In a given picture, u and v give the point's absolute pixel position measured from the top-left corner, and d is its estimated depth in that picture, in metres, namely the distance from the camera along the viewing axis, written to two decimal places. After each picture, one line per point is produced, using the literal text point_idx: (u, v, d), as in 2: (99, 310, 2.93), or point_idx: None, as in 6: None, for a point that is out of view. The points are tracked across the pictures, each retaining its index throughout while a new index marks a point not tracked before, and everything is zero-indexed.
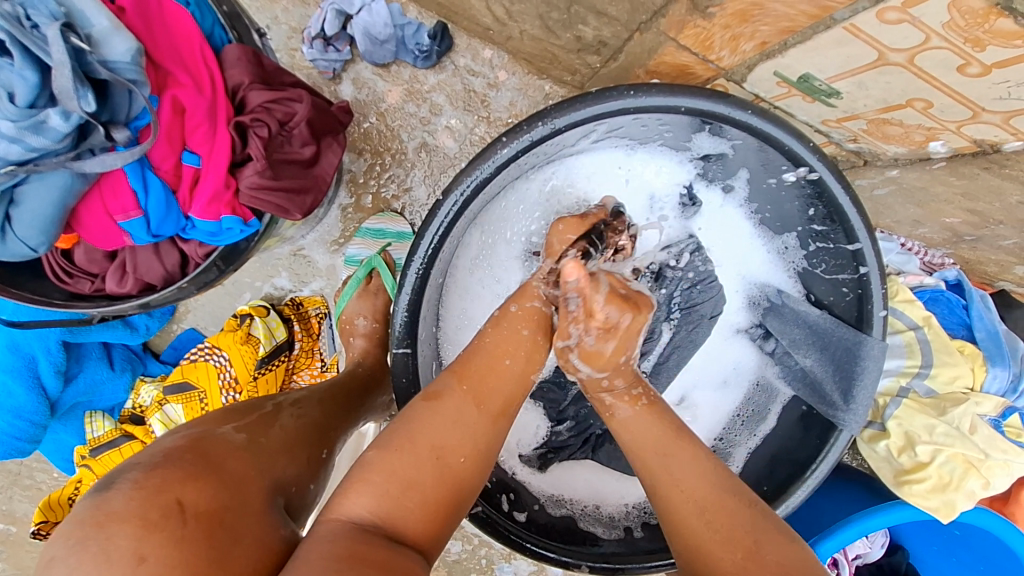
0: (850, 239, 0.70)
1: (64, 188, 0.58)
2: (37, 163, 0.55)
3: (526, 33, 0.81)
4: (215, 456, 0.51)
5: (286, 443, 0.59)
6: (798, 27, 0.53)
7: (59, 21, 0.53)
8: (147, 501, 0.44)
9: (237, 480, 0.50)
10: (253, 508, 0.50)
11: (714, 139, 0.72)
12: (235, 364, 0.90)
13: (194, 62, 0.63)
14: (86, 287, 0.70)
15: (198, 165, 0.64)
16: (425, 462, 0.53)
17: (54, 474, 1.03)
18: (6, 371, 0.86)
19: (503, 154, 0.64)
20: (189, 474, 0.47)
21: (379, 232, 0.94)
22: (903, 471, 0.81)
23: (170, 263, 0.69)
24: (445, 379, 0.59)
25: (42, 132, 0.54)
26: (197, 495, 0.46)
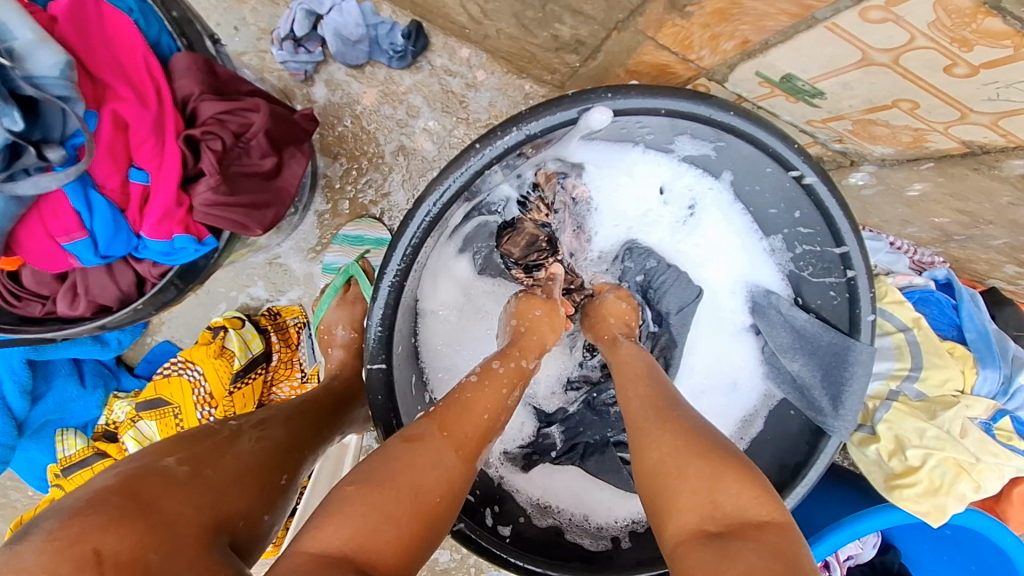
0: (837, 242, 0.69)
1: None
2: None
3: (502, 32, 0.78)
4: (148, 496, 0.48)
5: (236, 474, 0.56)
6: (779, 27, 0.50)
7: None
8: (58, 554, 0.42)
9: (170, 522, 0.48)
10: (188, 546, 0.47)
11: (697, 142, 0.70)
12: (209, 378, 0.88)
13: (137, 73, 0.60)
14: (37, 311, 0.67)
15: (146, 181, 0.61)
16: (403, 497, 0.51)
17: (29, 493, 1.00)
18: None
19: (476, 162, 0.61)
20: (111, 519, 0.45)
21: (357, 239, 0.92)
22: (894, 475, 0.79)
23: (125, 284, 0.66)
24: (425, 424, 0.57)
25: None
26: (118, 542, 0.44)
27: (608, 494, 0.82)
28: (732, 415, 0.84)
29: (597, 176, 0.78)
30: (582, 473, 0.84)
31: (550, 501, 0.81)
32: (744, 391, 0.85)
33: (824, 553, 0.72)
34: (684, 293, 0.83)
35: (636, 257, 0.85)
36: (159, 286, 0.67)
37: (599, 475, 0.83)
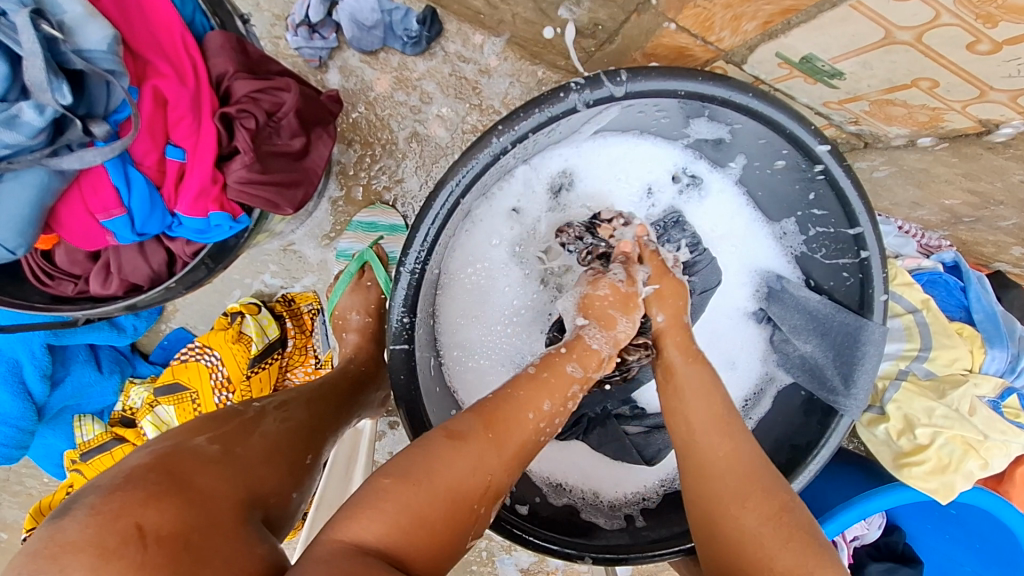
0: (850, 223, 0.69)
1: (41, 186, 0.55)
2: (11, 160, 0.52)
3: (519, 17, 0.79)
4: (182, 472, 0.49)
5: (263, 452, 0.57)
6: (802, 6, 0.51)
7: (29, 7, 0.50)
8: (103, 528, 0.41)
9: (205, 498, 0.48)
10: (226, 525, 0.47)
11: (712, 125, 0.71)
12: (227, 363, 0.88)
13: (174, 50, 0.60)
14: (69, 290, 0.67)
15: (184, 159, 0.61)
16: (440, 500, 0.52)
17: (44, 480, 1.00)
18: None
19: (499, 144, 0.62)
20: (150, 495, 0.45)
21: (371, 225, 0.93)
22: (902, 454, 0.80)
23: (156, 263, 0.67)
24: (470, 421, 0.57)
25: (15, 126, 0.51)
26: (158, 518, 0.43)
27: (616, 470, 0.84)
28: (731, 396, 0.87)
29: (609, 155, 0.80)
30: (585, 448, 0.86)
31: (560, 480, 0.83)
32: (750, 370, 0.87)
33: (832, 533, 0.74)
34: (710, 278, 0.85)
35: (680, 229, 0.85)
36: (186, 266, 0.68)
37: (601, 447, 0.85)
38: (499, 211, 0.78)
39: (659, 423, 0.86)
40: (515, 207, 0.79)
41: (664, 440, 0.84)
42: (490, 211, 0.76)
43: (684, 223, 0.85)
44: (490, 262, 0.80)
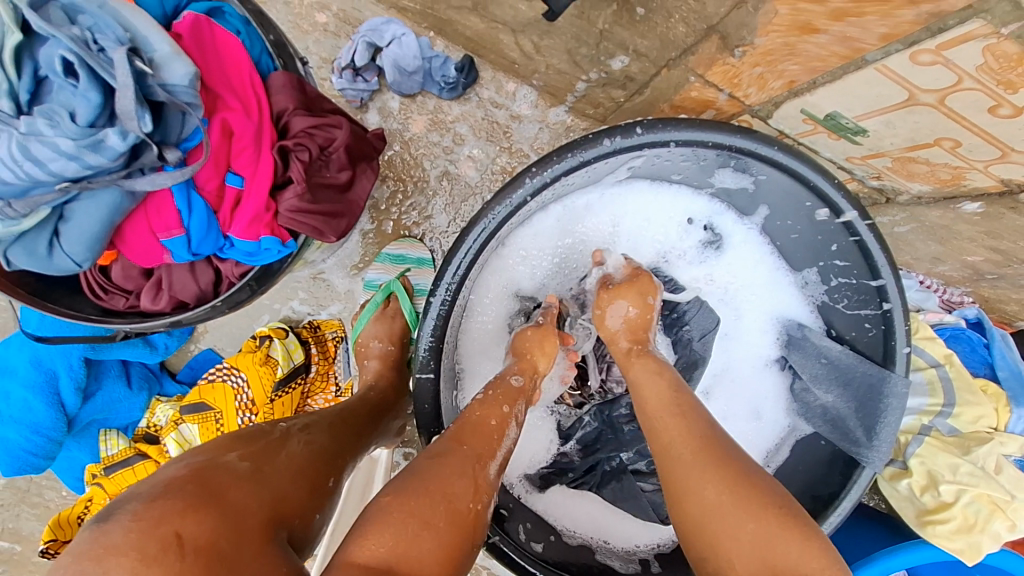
0: (873, 275, 0.72)
1: (113, 207, 0.57)
2: (90, 180, 0.56)
3: (552, 67, 0.84)
4: (217, 486, 0.48)
5: (290, 470, 0.56)
6: (828, 67, 0.55)
7: (126, 45, 0.54)
8: (145, 534, 0.41)
9: (239, 512, 0.47)
10: (257, 542, 0.47)
11: (738, 175, 0.74)
12: (252, 385, 0.89)
13: (242, 87, 0.64)
14: (120, 304, 0.69)
15: (241, 185, 0.64)
16: (439, 505, 0.51)
17: (62, 493, 1.01)
18: (26, 386, 0.83)
19: (531, 184, 0.65)
20: (189, 505, 0.44)
21: (399, 257, 0.96)
22: (926, 511, 0.79)
23: (204, 281, 0.69)
24: (445, 440, 0.58)
25: (100, 150, 0.54)
26: (197, 528, 0.43)
27: (628, 521, 0.81)
28: (756, 447, 0.87)
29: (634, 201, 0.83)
30: (599, 501, 0.83)
31: (569, 526, 0.81)
32: (772, 421, 0.87)
33: None
34: (704, 321, 0.88)
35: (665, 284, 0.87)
36: (233, 285, 0.70)
37: (617, 502, 0.82)
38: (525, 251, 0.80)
39: None
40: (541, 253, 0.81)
41: None
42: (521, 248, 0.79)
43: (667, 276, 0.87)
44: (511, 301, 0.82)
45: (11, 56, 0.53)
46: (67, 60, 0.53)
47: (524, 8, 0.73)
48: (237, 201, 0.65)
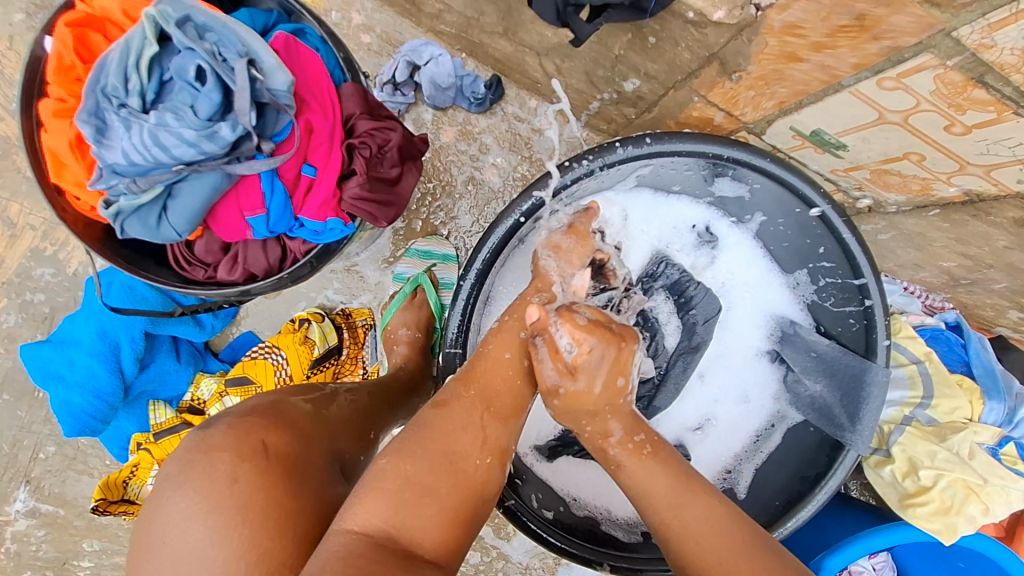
0: (856, 274, 0.81)
1: (214, 188, 0.64)
2: (200, 165, 0.63)
3: (571, 87, 0.94)
4: (290, 415, 0.63)
5: (342, 419, 0.68)
6: (811, 90, 0.64)
7: (245, 57, 0.62)
8: (240, 438, 0.58)
9: (307, 435, 0.63)
10: (318, 461, 0.61)
11: (735, 183, 0.84)
12: (291, 362, 0.98)
13: (320, 92, 0.71)
14: (200, 275, 0.74)
15: (313, 175, 0.70)
16: (439, 470, 0.59)
17: (107, 461, 1.10)
18: (90, 354, 0.92)
19: (551, 185, 0.76)
20: (269, 423, 0.61)
21: (426, 253, 1.05)
22: (908, 495, 0.87)
23: (274, 256, 0.74)
24: (453, 388, 0.66)
25: (213, 140, 0.61)
26: (277, 440, 0.59)
27: None
28: (744, 428, 0.98)
29: (642, 207, 0.94)
30: (602, 470, 0.92)
31: (574, 494, 0.90)
32: (761, 405, 0.98)
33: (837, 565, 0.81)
34: (709, 307, 0.97)
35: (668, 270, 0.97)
36: (298, 261, 0.76)
37: None
38: None
39: None
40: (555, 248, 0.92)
41: None
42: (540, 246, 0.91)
43: (671, 260, 0.97)
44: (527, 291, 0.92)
45: (148, 62, 0.61)
46: (197, 66, 0.61)
47: (550, 34, 0.82)
48: (309, 189, 0.70)
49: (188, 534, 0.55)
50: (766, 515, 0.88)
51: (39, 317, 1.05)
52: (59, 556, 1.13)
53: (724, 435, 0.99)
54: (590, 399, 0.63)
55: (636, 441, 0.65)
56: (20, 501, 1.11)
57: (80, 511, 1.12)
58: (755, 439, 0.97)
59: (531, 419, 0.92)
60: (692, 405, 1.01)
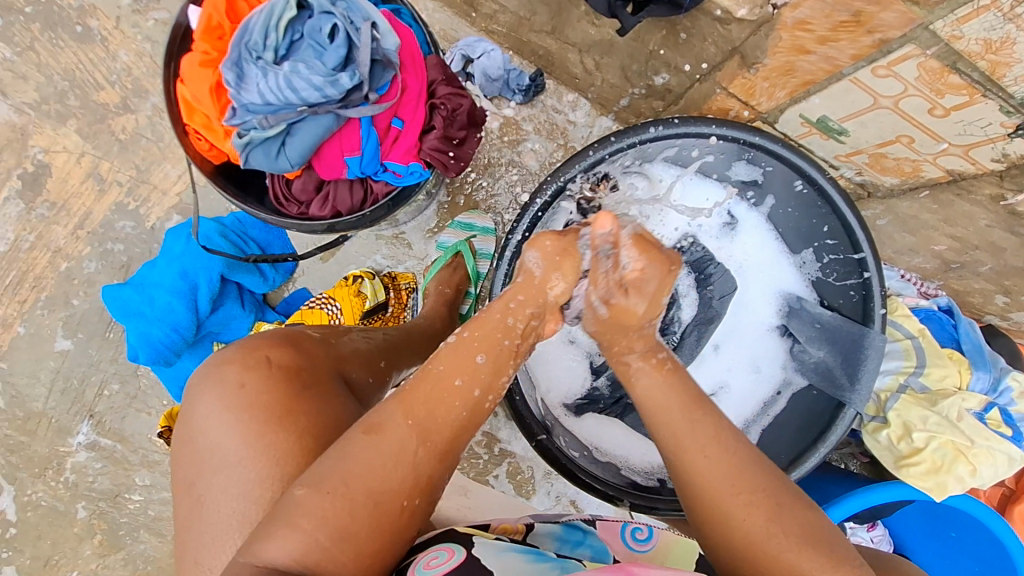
0: (856, 249, 0.93)
1: (325, 128, 0.67)
2: (317, 107, 0.66)
3: (607, 82, 1.06)
4: (298, 343, 0.81)
5: (350, 350, 0.86)
6: (817, 79, 0.76)
7: (371, 19, 0.66)
8: (248, 354, 0.77)
9: (311, 359, 0.80)
10: (318, 377, 0.79)
11: (750, 167, 0.98)
12: (345, 312, 1.10)
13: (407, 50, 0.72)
14: (293, 211, 0.77)
15: (402, 128, 0.72)
16: (361, 514, 0.58)
17: (165, 401, 1.21)
18: (172, 291, 1.04)
19: (591, 157, 0.89)
20: (276, 344, 0.79)
21: (467, 225, 1.17)
22: (902, 456, 0.98)
23: (357, 197, 0.77)
24: (391, 412, 0.63)
25: (335, 86, 0.65)
26: (278, 357, 0.77)
27: (643, 444, 1.00)
28: (756, 395, 1.11)
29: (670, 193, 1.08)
30: (622, 426, 1.02)
31: (599, 445, 1.00)
32: (771, 374, 1.10)
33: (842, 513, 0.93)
34: (726, 284, 1.11)
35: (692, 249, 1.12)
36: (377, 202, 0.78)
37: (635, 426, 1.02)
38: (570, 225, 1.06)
39: None
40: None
41: None
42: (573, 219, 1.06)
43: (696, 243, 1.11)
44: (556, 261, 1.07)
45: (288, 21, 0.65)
46: (330, 25, 0.66)
47: (593, 31, 0.97)
48: (396, 139, 0.72)
49: (212, 428, 0.73)
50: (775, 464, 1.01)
51: (117, 265, 1.17)
52: (114, 489, 1.23)
53: (734, 399, 1.11)
54: (634, 316, 0.71)
55: (658, 357, 0.72)
56: (82, 434, 1.21)
57: (136, 446, 1.22)
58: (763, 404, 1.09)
59: (561, 376, 1.03)
60: (707, 372, 1.13)
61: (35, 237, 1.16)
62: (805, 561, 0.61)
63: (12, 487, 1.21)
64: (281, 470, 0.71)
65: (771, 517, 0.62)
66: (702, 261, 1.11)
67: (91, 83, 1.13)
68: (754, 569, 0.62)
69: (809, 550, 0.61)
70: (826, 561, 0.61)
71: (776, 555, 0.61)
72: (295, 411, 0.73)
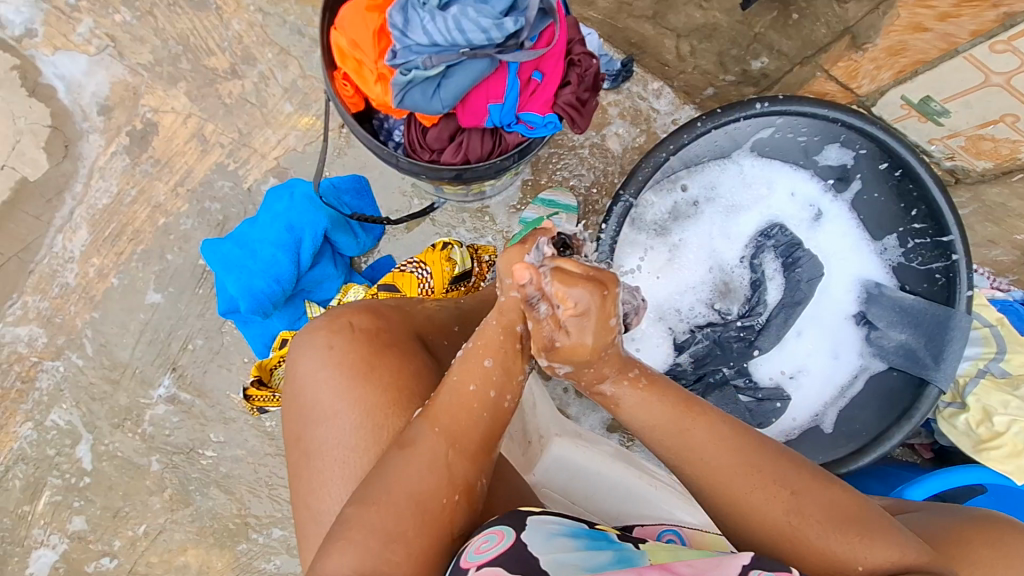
0: (945, 232, 0.96)
1: (481, 72, 0.73)
2: (479, 50, 0.73)
3: (699, 68, 1.10)
4: (377, 311, 0.82)
5: (428, 315, 0.87)
6: (929, 59, 0.82)
7: None
8: (332, 321, 0.80)
9: (390, 322, 0.81)
10: (399, 339, 0.79)
11: (842, 150, 1.03)
12: (434, 277, 1.12)
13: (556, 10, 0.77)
14: (425, 157, 0.82)
15: (542, 80, 0.77)
16: (406, 512, 0.62)
17: (247, 358, 1.24)
18: (277, 243, 1.09)
19: (699, 128, 0.94)
20: (360, 309, 0.81)
21: (551, 202, 1.20)
22: (981, 440, 1.02)
23: (486, 147, 0.81)
24: (420, 426, 0.67)
25: (500, 30, 0.71)
26: (361, 321, 0.80)
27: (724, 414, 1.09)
28: (833, 381, 1.14)
29: (755, 184, 1.14)
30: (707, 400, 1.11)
31: None
32: (850, 360, 1.13)
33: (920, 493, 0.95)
34: (814, 269, 1.11)
35: (781, 235, 1.14)
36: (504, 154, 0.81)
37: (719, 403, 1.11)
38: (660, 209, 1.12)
39: (769, 395, 1.12)
40: (697, 207, 1.14)
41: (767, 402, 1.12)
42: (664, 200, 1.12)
43: (783, 228, 1.14)
44: (648, 237, 1.13)
45: None
46: None
47: (698, 15, 1.02)
48: (535, 91, 0.78)
49: (309, 385, 0.78)
50: (857, 441, 1.03)
51: (213, 223, 1.21)
52: (189, 444, 1.25)
53: (813, 383, 1.14)
54: (585, 349, 0.67)
55: (632, 375, 0.70)
56: (163, 387, 1.24)
57: (214, 402, 1.24)
58: (840, 387, 1.13)
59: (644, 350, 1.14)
60: (786, 356, 1.16)
61: (138, 192, 1.21)
62: (832, 540, 0.62)
63: (90, 435, 1.23)
64: (372, 424, 0.74)
65: (790, 508, 0.64)
66: (790, 245, 1.13)
67: (204, 49, 1.20)
68: (787, 557, 0.63)
69: (836, 532, 0.62)
70: (855, 540, 0.62)
71: (807, 541, 0.63)
72: (379, 367, 0.76)
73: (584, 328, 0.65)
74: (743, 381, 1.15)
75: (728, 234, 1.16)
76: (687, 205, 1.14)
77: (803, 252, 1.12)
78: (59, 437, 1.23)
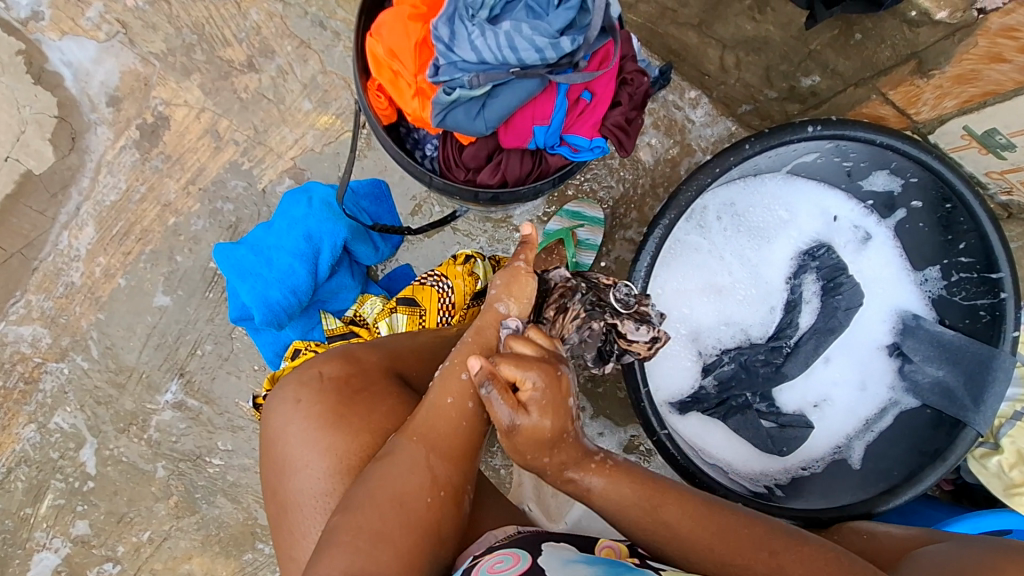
0: (994, 269, 0.91)
1: (530, 93, 0.69)
2: (530, 69, 0.68)
3: (741, 81, 1.04)
4: (351, 351, 0.78)
5: (411, 348, 0.83)
6: (1002, 90, 0.82)
7: None
8: (305, 367, 0.75)
9: (365, 364, 0.77)
10: (375, 373, 0.76)
11: (890, 177, 0.98)
12: (455, 291, 1.05)
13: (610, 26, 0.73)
14: (460, 177, 0.77)
15: (590, 101, 0.73)
16: (390, 513, 0.60)
17: (258, 365, 1.20)
18: (287, 251, 1.05)
19: (746, 150, 0.88)
20: (331, 354, 0.77)
21: (577, 214, 1.12)
22: (1012, 484, 0.98)
23: (524, 168, 0.76)
24: (397, 440, 0.66)
25: (556, 49, 0.67)
26: (331, 367, 0.75)
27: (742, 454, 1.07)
28: (857, 413, 1.09)
29: (793, 204, 1.09)
30: (724, 428, 1.08)
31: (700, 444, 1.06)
32: (878, 392, 1.09)
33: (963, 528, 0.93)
34: (854, 297, 1.07)
35: (823, 257, 1.09)
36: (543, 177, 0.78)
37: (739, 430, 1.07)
38: (692, 230, 1.06)
39: (792, 421, 1.08)
40: (727, 227, 1.09)
41: (785, 437, 1.07)
42: (693, 223, 1.06)
43: (821, 249, 1.09)
44: (679, 257, 1.07)
45: None
46: None
47: (749, 27, 0.95)
48: (582, 112, 0.74)
49: (279, 442, 0.73)
50: (887, 479, 0.99)
51: (225, 225, 1.16)
52: (195, 451, 1.21)
53: (837, 412, 1.10)
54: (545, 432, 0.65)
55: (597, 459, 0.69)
56: (170, 393, 1.20)
57: (221, 409, 1.20)
58: (867, 419, 1.09)
59: (666, 378, 1.09)
60: (813, 383, 1.11)
61: (147, 189, 1.15)
62: None
63: (95, 440, 1.20)
64: (345, 471, 0.69)
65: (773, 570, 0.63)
66: (833, 269, 1.08)
67: (219, 40, 1.14)
68: None
69: None
70: None
71: None
72: (350, 412, 0.71)
73: (543, 411, 0.64)
74: (765, 406, 1.09)
75: (765, 255, 1.10)
76: (719, 224, 1.08)
77: (846, 279, 1.08)
78: (62, 440, 1.19)
